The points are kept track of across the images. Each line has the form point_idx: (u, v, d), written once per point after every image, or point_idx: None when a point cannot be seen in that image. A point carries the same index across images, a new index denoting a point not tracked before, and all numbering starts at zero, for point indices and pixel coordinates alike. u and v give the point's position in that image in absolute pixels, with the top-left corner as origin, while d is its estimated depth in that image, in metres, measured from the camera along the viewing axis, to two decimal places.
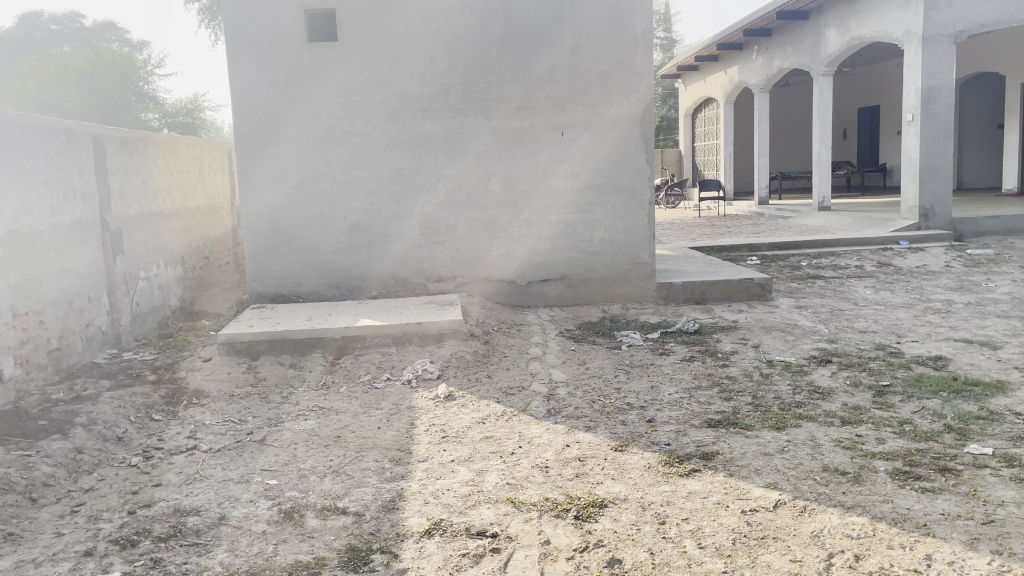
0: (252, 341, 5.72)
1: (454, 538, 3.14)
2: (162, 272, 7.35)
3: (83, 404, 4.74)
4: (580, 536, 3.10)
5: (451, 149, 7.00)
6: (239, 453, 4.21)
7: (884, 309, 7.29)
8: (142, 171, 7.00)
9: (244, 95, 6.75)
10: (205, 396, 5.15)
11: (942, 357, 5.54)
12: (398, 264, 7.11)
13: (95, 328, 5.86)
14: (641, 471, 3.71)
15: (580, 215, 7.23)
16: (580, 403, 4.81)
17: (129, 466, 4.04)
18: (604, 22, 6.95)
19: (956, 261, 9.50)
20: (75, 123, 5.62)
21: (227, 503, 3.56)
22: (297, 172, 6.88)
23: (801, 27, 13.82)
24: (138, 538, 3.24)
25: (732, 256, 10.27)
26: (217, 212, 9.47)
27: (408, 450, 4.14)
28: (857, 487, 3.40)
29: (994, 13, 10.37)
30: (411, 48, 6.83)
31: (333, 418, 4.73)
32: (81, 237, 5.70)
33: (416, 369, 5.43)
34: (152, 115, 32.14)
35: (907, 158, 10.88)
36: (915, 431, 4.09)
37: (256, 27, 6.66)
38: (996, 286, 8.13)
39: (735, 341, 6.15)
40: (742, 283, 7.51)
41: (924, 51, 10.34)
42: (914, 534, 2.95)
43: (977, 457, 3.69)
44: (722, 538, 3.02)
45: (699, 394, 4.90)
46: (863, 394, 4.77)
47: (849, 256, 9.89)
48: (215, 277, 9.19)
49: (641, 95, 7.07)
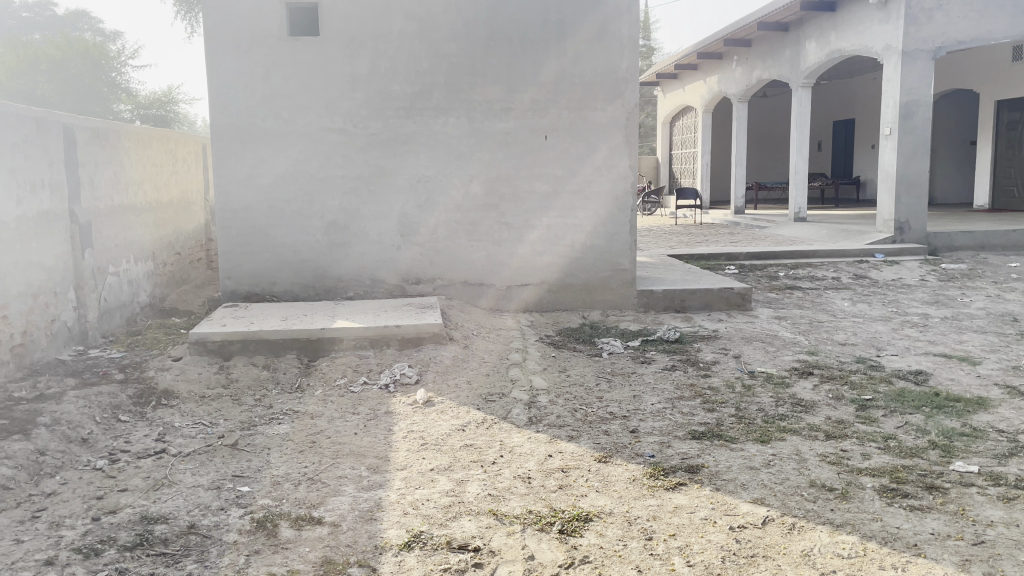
0: (225, 341, 5.56)
1: (434, 551, 3.03)
2: (132, 266, 7.15)
3: (46, 403, 4.55)
4: (565, 551, 3.01)
5: (434, 150, 6.89)
6: (210, 458, 4.06)
7: (862, 321, 7.30)
8: (114, 163, 6.81)
9: (222, 88, 6.58)
10: (175, 397, 4.99)
11: (923, 372, 5.53)
12: (376, 264, 6.98)
13: (60, 324, 5.67)
14: (626, 485, 3.62)
15: (563, 222, 7.16)
16: (561, 412, 4.72)
17: (93, 470, 3.88)
18: (590, 25, 6.88)
19: (932, 275, 9.57)
20: (44, 112, 5.43)
21: (198, 511, 3.42)
22: (274, 167, 6.73)
23: (782, 38, 13.88)
24: (102, 547, 3.09)
25: (711, 264, 10.26)
26: (190, 206, 9.27)
27: (386, 457, 4.03)
28: (844, 504, 3.35)
29: (972, 30, 10.49)
30: (395, 45, 6.71)
31: (309, 422, 4.61)
32: (49, 230, 5.51)
33: (394, 373, 5.30)
34: (124, 107, 31.59)
35: (884, 172, 10.96)
36: (900, 447, 4.06)
37: (236, 18, 6.50)
38: (971, 301, 8.18)
39: (716, 351, 6.10)
40: (722, 292, 7.47)
41: (904, 65, 10.42)
42: (905, 554, 2.90)
43: (964, 475, 3.66)
44: (710, 555, 2.94)
45: (682, 404, 4.84)
46: (846, 408, 4.74)
47: (826, 267, 9.92)
48: (187, 274, 8.98)
49: (625, 101, 7.01)
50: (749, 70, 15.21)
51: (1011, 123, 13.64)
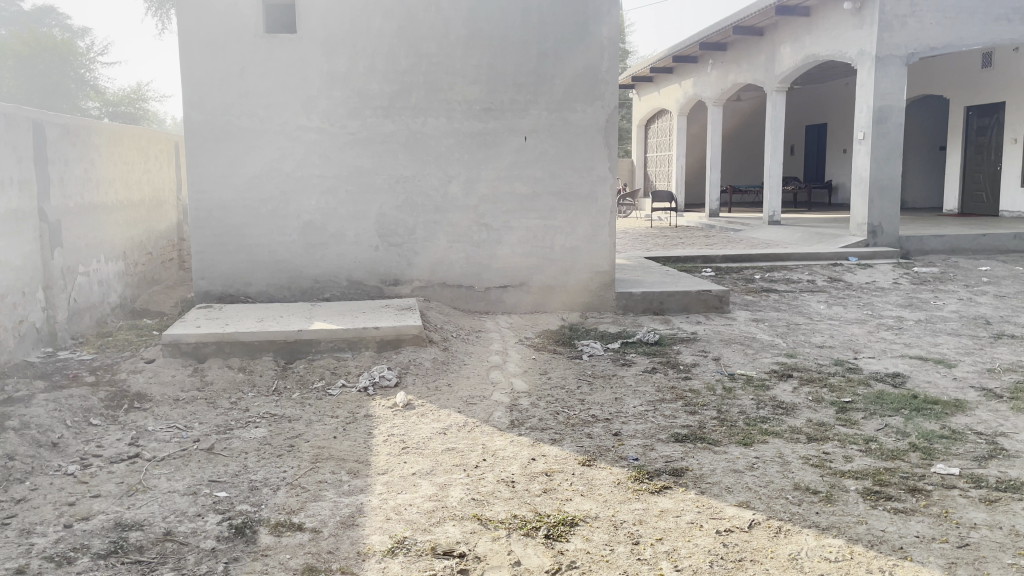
0: (199, 342, 5.45)
1: (419, 558, 2.98)
2: (102, 266, 7.00)
3: (15, 406, 4.43)
4: (551, 556, 2.98)
5: (412, 150, 6.83)
6: (185, 462, 3.97)
7: (838, 324, 7.36)
8: (85, 160, 6.66)
9: (197, 84, 6.46)
10: (148, 400, 4.89)
11: (900, 374, 5.57)
12: (353, 265, 6.90)
13: (29, 325, 5.53)
14: (611, 488, 3.59)
15: (542, 223, 7.14)
16: (543, 414, 4.68)
17: (65, 475, 3.77)
18: (571, 26, 6.87)
19: (905, 278, 9.68)
20: (14, 107, 5.32)
21: (174, 518, 3.34)
22: (250, 166, 6.62)
23: (757, 42, 13.98)
24: (75, 555, 3.00)
25: (687, 266, 10.29)
26: (162, 205, 9.12)
27: (367, 462, 3.97)
28: (829, 507, 3.35)
29: (945, 37, 10.65)
30: (373, 43, 6.64)
31: (286, 426, 4.52)
32: (17, 228, 5.38)
33: (373, 376, 5.23)
34: (93, 104, 31.08)
35: (858, 176, 11.06)
36: (882, 449, 4.07)
37: (211, 13, 6.39)
38: (944, 304, 8.27)
39: (696, 353, 6.11)
40: (700, 295, 7.48)
41: (878, 70, 10.53)
42: (892, 558, 2.91)
43: (945, 477, 3.68)
44: (698, 560, 2.92)
45: (664, 406, 4.83)
46: (826, 410, 4.76)
47: (802, 270, 9.99)
48: (159, 274, 8.82)
49: (605, 102, 6.99)
50: (724, 74, 15.30)
51: (981, 129, 13.85)
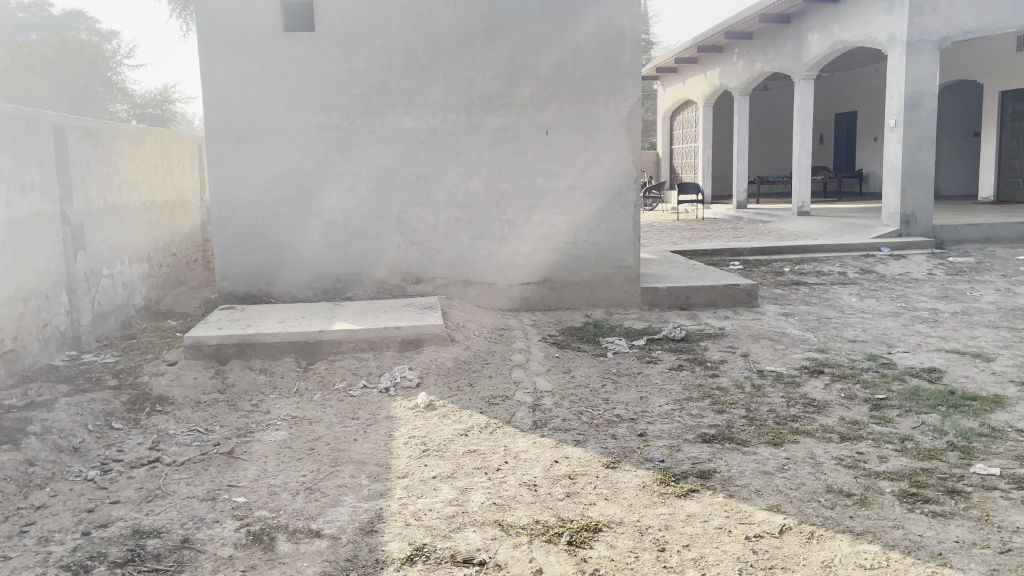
0: (221, 344, 5.43)
1: (437, 566, 2.91)
2: (126, 269, 7.01)
3: (37, 411, 4.43)
4: (574, 564, 2.89)
5: (433, 147, 6.76)
6: (205, 467, 3.94)
7: (871, 317, 7.17)
8: (107, 163, 6.67)
9: (217, 85, 6.44)
10: (170, 404, 4.86)
11: (936, 369, 5.40)
12: (375, 263, 6.85)
13: (53, 328, 5.55)
14: (636, 491, 3.50)
15: (565, 218, 7.03)
16: (567, 414, 4.59)
17: (85, 481, 3.75)
18: (592, 18, 6.75)
19: (939, 269, 9.44)
20: (34, 111, 5.31)
21: (191, 524, 3.29)
22: (270, 167, 6.60)
23: (783, 30, 13.72)
24: (92, 563, 2.97)
25: (714, 260, 10.12)
26: (186, 206, 9.16)
27: (387, 465, 3.91)
28: (864, 511, 3.22)
29: (978, 20, 10.37)
30: (392, 39, 6.57)
31: (306, 429, 4.48)
32: (40, 232, 5.39)
33: (394, 376, 5.18)
34: (121, 106, 31.43)
35: (889, 165, 10.82)
36: (918, 448, 3.93)
37: (229, 14, 6.36)
38: (981, 295, 8.04)
39: (724, 350, 5.98)
40: (728, 289, 7.33)
41: (909, 56, 10.26)
42: (931, 565, 2.78)
43: (985, 478, 3.53)
44: (727, 568, 2.82)
45: (690, 406, 4.71)
46: (859, 408, 4.61)
47: (832, 262, 9.78)
48: (183, 275, 8.85)
49: (628, 95, 6.88)
50: (750, 63, 15.04)
51: (1017, 114, 13.56)
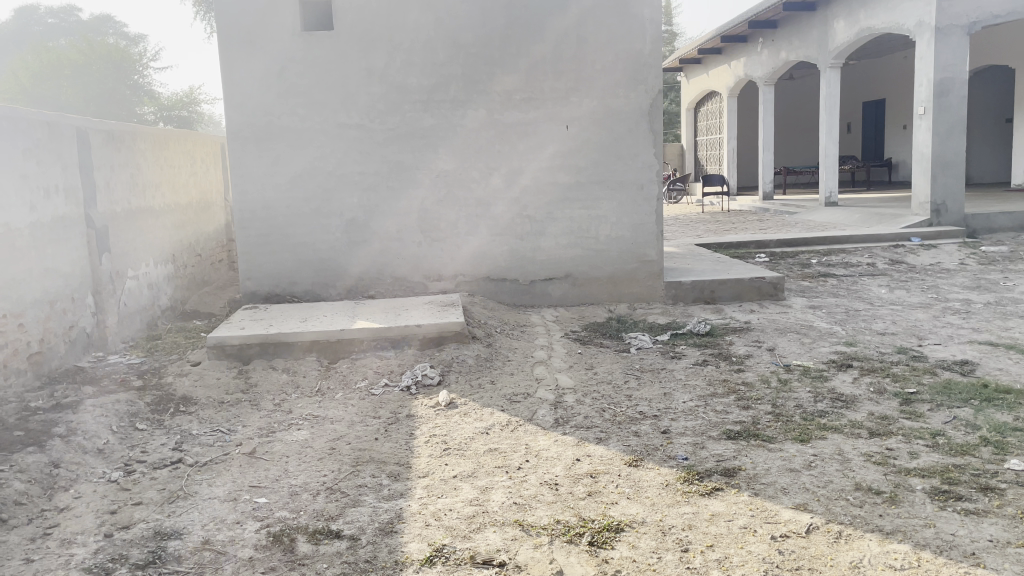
0: (244, 344, 5.45)
1: (457, 567, 2.87)
2: (151, 270, 7.07)
3: (63, 413, 4.47)
4: (595, 566, 2.84)
5: (452, 144, 6.72)
6: (226, 468, 3.94)
7: (901, 309, 7.03)
8: (130, 166, 6.72)
9: (238, 87, 6.46)
10: (194, 404, 4.88)
11: (969, 362, 5.27)
12: (396, 261, 6.84)
13: (79, 330, 5.60)
14: (659, 490, 3.44)
15: (587, 213, 6.96)
16: (590, 412, 4.55)
17: (108, 482, 3.77)
18: (610, 10, 6.67)
19: (971, 258, 9.23)
20: (57, 115, 5.35)
21: (211, 525, 3.29)
22: (291, 167, 6.60)
23: (808, 17, 13.50)
24: (113, 565, 2.97)
25: (740, 253, 9.99)
26: (210, 207, 9.22)
27: (407, 464, 3.88)
28: (894, 509, 3.14)
29: (1009, 4, 10.12)
30: (411, 37, 6.54)
31: (328, 428, 4.47)
32: (64, 235, 5.43)
33: (415, 373, 5.16)
34: (148, 110, 31.78)
35: (919, 153, 10.61)
36: (950, 444, 3.82)
37: (248, 15, 6.37)
38: (1015, 285, 7.84)
39: (750, 344, 5.89)
40: (754, 282, 7.22)
41: (938, 42, 10.04)
42: (963, 565, 2.70)
43: (1020, 474, 3.42)
44: (752, 569, 2.76)
45: (715, 401, 4.64)
46: (889, 402, 4.51)
47: (861, 253, 9.61)
48: (208, 275, 8.91)
49: (648, 87, 6.80)
50: (775, 52, 14.82)
51: None
